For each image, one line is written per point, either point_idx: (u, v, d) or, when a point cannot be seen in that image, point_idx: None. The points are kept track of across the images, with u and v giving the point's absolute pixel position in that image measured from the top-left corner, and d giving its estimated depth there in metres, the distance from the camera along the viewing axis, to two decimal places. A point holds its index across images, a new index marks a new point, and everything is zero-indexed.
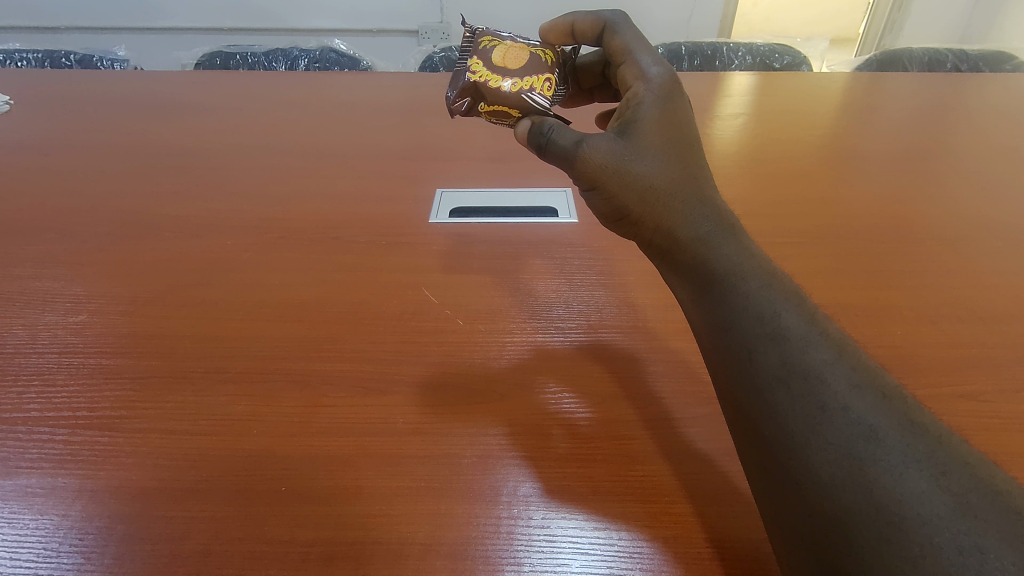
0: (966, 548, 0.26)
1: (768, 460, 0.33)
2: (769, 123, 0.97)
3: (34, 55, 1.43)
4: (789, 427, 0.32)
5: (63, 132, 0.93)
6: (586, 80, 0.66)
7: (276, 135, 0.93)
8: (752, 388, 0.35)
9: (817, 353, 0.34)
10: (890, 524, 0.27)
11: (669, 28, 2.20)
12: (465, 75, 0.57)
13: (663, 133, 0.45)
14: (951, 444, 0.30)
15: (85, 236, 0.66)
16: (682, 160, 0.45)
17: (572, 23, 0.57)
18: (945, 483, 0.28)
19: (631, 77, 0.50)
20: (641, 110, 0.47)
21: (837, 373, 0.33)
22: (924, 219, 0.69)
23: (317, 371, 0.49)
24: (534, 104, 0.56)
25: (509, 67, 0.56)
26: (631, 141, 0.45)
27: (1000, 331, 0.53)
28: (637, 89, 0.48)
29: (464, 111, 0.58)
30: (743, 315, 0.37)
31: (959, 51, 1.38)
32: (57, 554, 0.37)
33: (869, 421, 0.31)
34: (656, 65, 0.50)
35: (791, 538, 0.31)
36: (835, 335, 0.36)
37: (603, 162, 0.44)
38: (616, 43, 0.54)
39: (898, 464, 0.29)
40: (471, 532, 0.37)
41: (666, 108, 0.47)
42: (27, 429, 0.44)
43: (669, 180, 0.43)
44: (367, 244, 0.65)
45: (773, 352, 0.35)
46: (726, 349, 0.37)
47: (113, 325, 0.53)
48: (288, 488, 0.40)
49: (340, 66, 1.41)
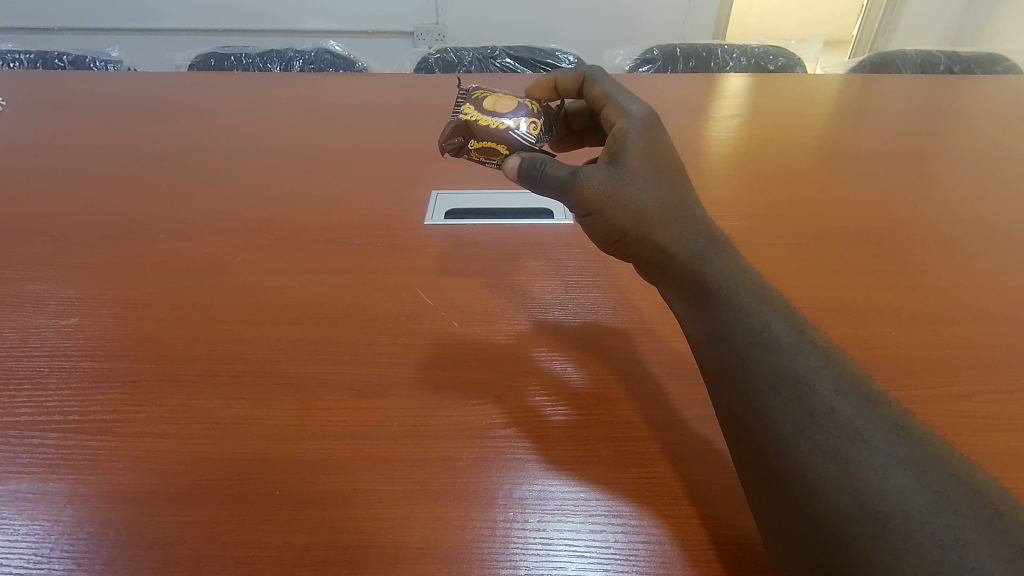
0: (946, 543, 0.26)
1: (760, 463, 0.33)
2: (763, 125, 0.97)
3: (27, 56, 1.42)
4: (780, 433, 0.32)
5: (55, 133, 0.92)
6: (575, 121, 0.64)
7: (270, 136, 0.92)
8: (743, 396, 0.35)
9: (805, 360, 0.34)
10: (874, 521, 0.27)
11: (664, 29, 2.21)
12: (456, 116, 0.56)
13: (651, 157, 0.46)
14: (933, 445, 0.30)
15: (79, 238, 0.66)
16: (671, 179, 0.45)
17: (555, 80, 0.60)
18: (928, 481, 0.28)
19: (615, 116, 0.51)
20: (629, 137, 0.47)
21: (825, 379, 0.33)
22: (917, 220, 0.70)
23: (311, 373, 0.48)
24: (521, 140, 0.54)
25: (498, 109, 0.55)
26: (622, 165, 0.45)
27: (995, 332, 0.53)
28: (622, 124, 0.49)
29: (454, 150, 0.57)
30: (734, 324, 0.37)
31: (952, 53, 1.39)
32: (48, 559, 0.36)
33: (855, 424, 0.31)
34: (636, 104, 0.51)
35: (783, 540, 0.31)
36: (822, 344, 0.36)
37: (600, 190, 0.43)
38: (596, 90, 0.55)
39: (882, 464, 0.29)
40: (465, 535, 0.37)
41: (651, 138, 0.47)
42: (18, 434, 0.43)
43: (662, 200, 0.43)
44: (363, 246, 0.65)
45: (763, 360, 0.35)
46: (719, 359, 0.37)
47: (106, 328, 0.53)
48: (282, 491, 0.40)
49: (335, 68, 1.40)
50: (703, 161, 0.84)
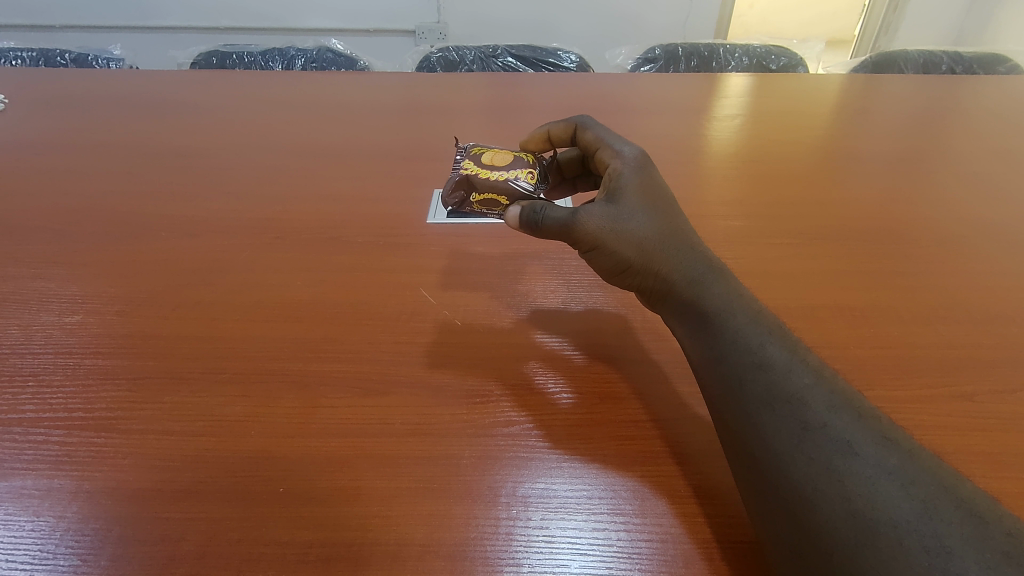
0: (933, 549, 0.27)
1: (757, 475, 0.34)
2: (765, 125, 0.97)
3: (29, 54, 1.42)
4: (776, 447, 0.34)
5: (57, 132, 0.93)
6: (568, 168, 0.63)
7: (274, 135, 0.92)
8: (741, 414, 0.36)
9: (798, 377, 0.36)
10: (866, 530, 0.29)
11: (666, 30, 2.21)
12: (457, 173, 0.56)
13: (647, 192, 0.47)
14: (921, 457, 0.31)
15: (82, 237, 0.66)
16: (667, 212, 0.47)
17: (548, 131, 0.60)
18: (915, 490, 0.29)
19: (608, 157, 0.52)
20: (624, 176, 0.48)
21: (817, 395, 0.35)
22: (920, 220, 0.70)
23: (315, 371, 0.49)
24: (521, 189, 0.53)
25: (496, 163, 0.56)
26: (619, 201, 0.46)
27: (998, 332, 0.53)
28: (615, 165, 0.50)
29: (456, 205, 0.56)
30: (731, 347, 0.39)
31: (955, 53, 1.39)
32: (52, 556, 0.36)
33: (846, 437, 0.32)
34: (627, 145, 0.52)
35: (780, 549, 0.32)
36: (814, 362, 0.38)
37: (601, 227, 0.44)
38: (589, 137, 0.56)
39: (872, 474, 0.30)
40: (469, 533, 0.37)
41: (645, 175, 0.49)
42: (23, 431, 0.44)
43: (659, 233, 0.45)
44: (365, 245, 0.65)
45: (759, 379, 0.37)
46: (718, 381, 0.39)
47: (110, 326, 0.53)
48: (287, 488, 0.40)
49: (337, 66, 1.41)
50: (705, 161, 0.84)
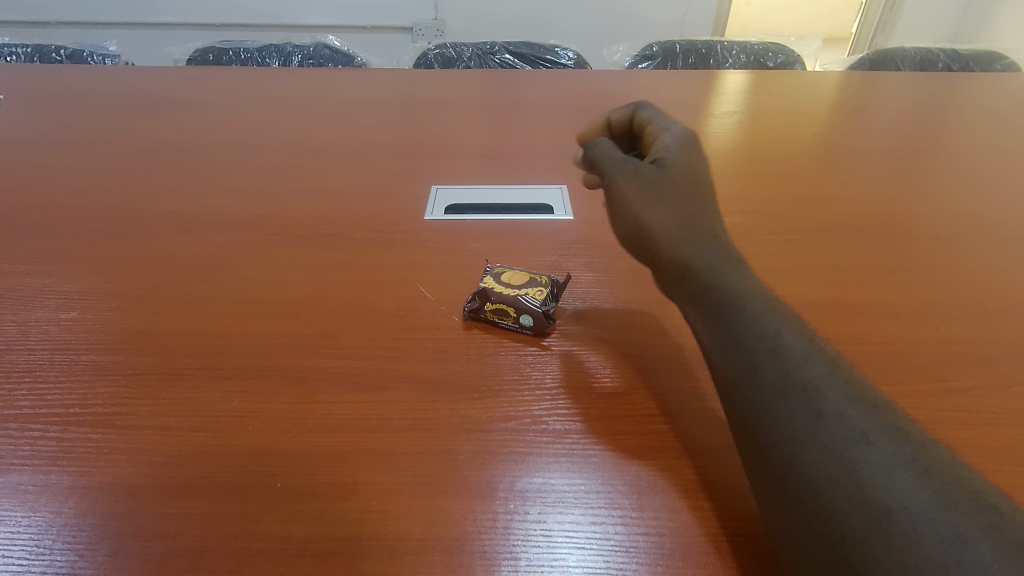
0: (946, 537, 0.27)
1: (768, 462, 0.34)
2: (762, 121, 0.98)
3: (24, 50, 1.41)
4: (790, 435, 0.34)
5: (52, 128, 0.92)
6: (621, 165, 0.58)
7: (272, 131, 0.92)
8: (754, 401, 0.36)
9: (814, 366, 0.36)
10: (881, 519, 0.29)
11: (664, 27, 2.21)
12: None
13: (688, 171, 0.48)
14: (934, 448, 0.32)
15: (78, 233, 0.65)
16: (700, 195, 0.47)
17: (607, 119, 0.58)
18: (929, 480, 0.30)
19: (657, 133, 0.52)
20: (670, 149, 0.49)
21: (832, 385, 0.35)
22: (917, 217, 0.70)
23: (313, 366, 0.49)
24: None
25: None
26: (661, 171, 0.47)
27: (994, 328, 0.53)
28: (664, 138, 0.51)
29: None
30: (748, 333, 0.39)
31: (952, 50, 1.40)
32: (49, 551, 0.36)
33: (861, 426, 0.32)
34: (679, 125, 0.53)
35: (790, 536, 0.32)
36: (829, 353, 0.38)
37: (636, 191, 0.47)
38: (645, 117, 0.55)
39: (886, 463, 0.31)
40: (467, 528, 0.37)
41: (692, 153, 0.49)
42: (19, 426, 0.43)
43: (687, 211, 0.46)
44: (363, 241, 0.65)
45: (775, 366, 0.37)
46: (733, 366, 0.38)
47: (107, 321, 0.53)
48: (285, 483, 0.40)
49: (334, 63, 1.40)
50: None
